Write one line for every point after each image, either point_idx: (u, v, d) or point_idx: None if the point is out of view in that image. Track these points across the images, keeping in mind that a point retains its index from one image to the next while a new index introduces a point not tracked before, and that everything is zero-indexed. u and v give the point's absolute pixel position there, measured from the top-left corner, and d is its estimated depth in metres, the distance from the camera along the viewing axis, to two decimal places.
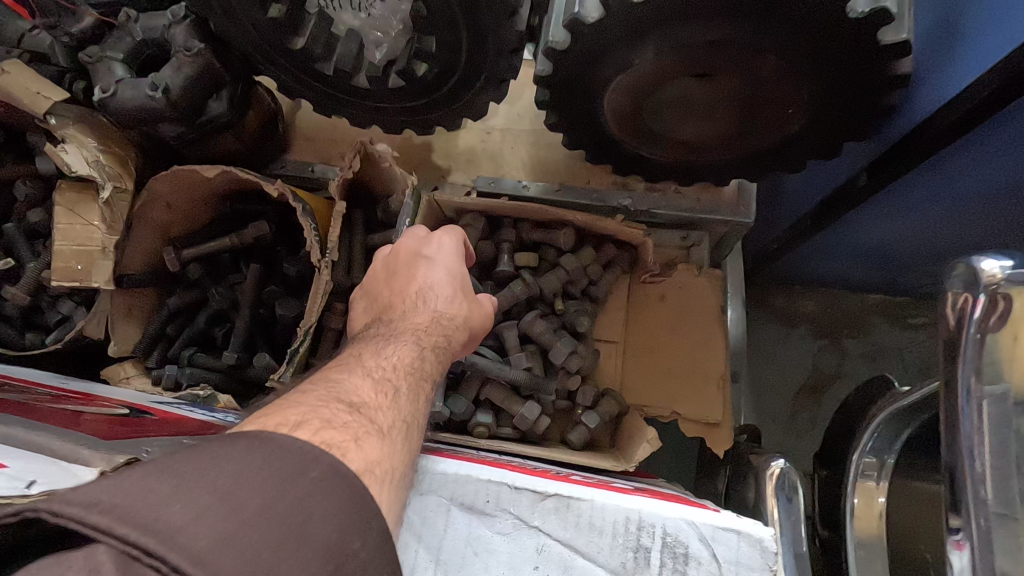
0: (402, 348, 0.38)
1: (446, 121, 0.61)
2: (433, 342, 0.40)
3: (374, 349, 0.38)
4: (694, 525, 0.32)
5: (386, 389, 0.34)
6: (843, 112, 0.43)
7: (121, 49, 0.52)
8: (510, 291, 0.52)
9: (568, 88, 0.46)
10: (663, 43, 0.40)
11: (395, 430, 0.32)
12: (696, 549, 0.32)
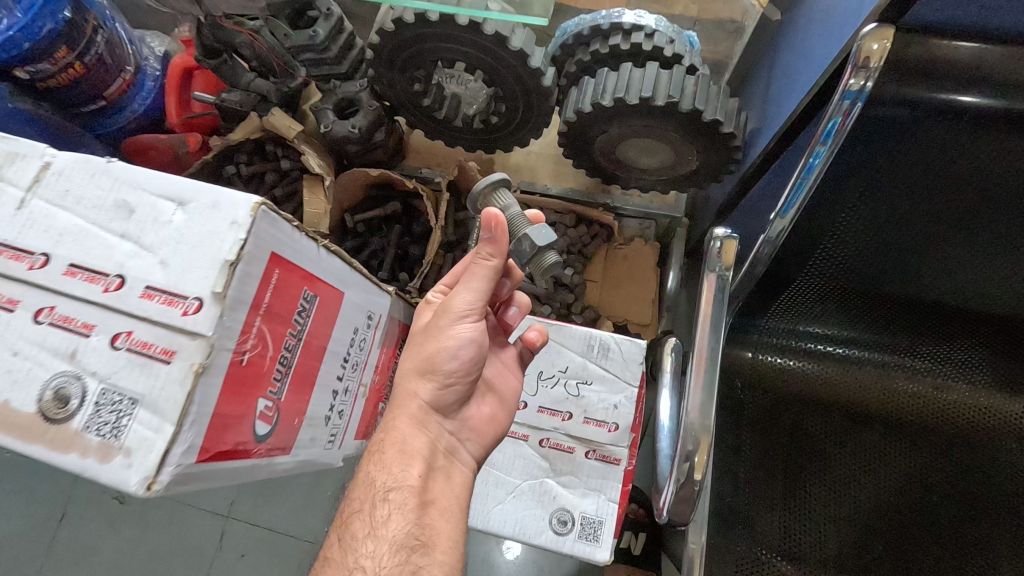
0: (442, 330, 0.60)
1: (505, 146, 1.01)
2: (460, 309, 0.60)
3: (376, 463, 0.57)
4: (614, 338, 0.72)
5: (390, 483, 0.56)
6: (715, 161, 0.84)
7: (331, 103, 0.94)
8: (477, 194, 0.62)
9: (574, 139, 0.87)
10: (620, 123, 0.81)
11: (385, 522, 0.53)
12: (615, 347, 0.72)
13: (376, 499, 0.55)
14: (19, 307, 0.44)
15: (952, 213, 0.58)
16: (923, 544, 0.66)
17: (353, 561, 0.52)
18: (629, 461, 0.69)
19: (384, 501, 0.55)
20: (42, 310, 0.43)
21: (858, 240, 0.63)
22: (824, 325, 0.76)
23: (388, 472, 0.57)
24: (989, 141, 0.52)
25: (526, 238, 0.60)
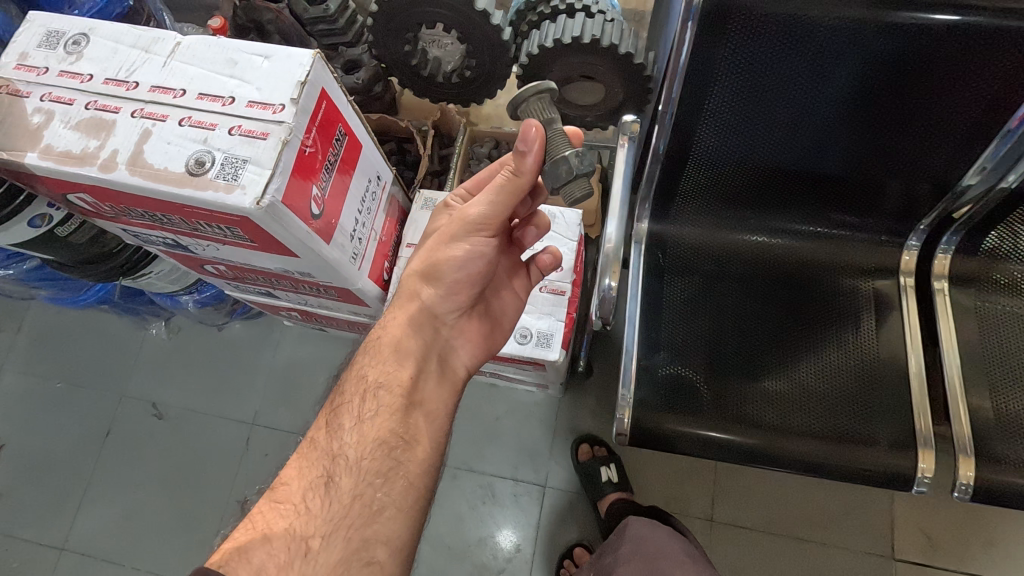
0: (454, 245, 0.83)
1: (478, 99, 1.27)
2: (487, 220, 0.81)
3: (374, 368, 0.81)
4: (558, 211, 1.05)
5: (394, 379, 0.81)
6: (634, 92, 1.12)
7: (341, 64, 1.21)
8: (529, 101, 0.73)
9: (529, 81, 1.14)
10: (561, 63, 1.09)
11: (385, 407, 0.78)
12: (559, 218, 1.05)
13: (367, 394, 0.79)
14: (124, 111, 0.63)
15: (786, 76, 0.85)
16: (804, 357, 1.00)
17: (336, 447, 0.75)
18: (570, 292, 1.01)
19: (377, 386, 0.80)
20: (135, 110, 0.63)
21: (733, 111, 0.89)
22: (725, 207, 1.06)
23: (382, 367, 0.81)
24: (801, 32, 0.79)
25: (561, 163, 0.72)
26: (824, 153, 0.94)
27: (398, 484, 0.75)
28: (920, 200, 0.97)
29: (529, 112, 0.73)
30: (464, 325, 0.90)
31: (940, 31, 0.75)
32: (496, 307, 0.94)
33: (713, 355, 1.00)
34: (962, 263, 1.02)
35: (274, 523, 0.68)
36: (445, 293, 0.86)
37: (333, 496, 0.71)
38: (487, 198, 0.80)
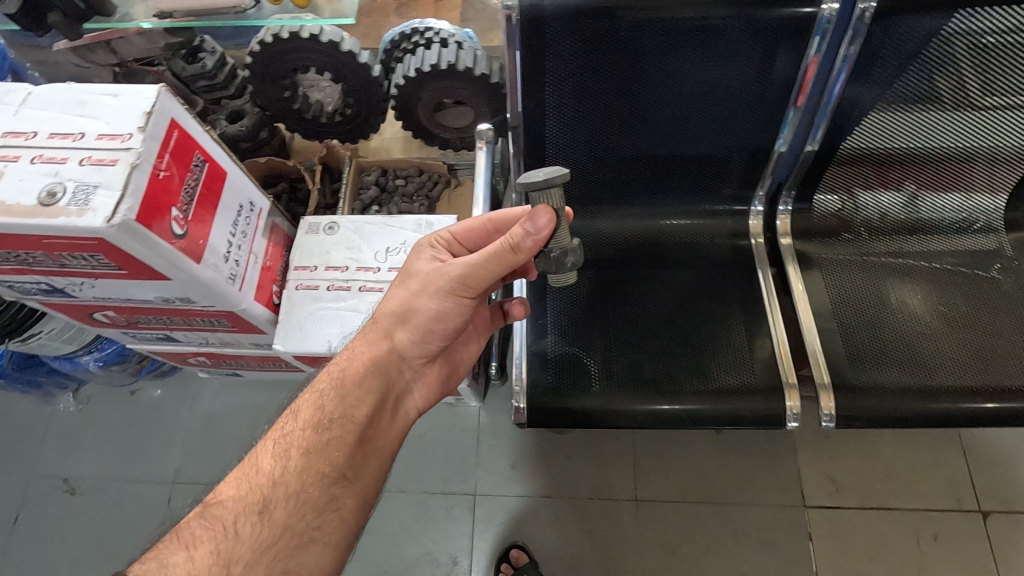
0: (434, 299, 0.81)
1: (363, 136, 1.36)
2: (473, 285, 0.79)
3: (330, 395, 0.79)
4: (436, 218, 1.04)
5: (347, 415, 0.78)
6: (500, 110, 1.23)
7: (224, 115, 1.27)
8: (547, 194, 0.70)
9: (403, 111, 1.24)
10: (427, 91, 1.20)
11: (333, 444, 0.75)
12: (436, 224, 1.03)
13: (319, 426, 0.76)
14: None
15: (616, 75, 0.97)
16: (681, 321, 1.10)
17: (278, 473, 0.72)
18: None
19: (336, 421, 0.77)
20: None
21: (573, 111, 1.01)
22: (590, 197, 1.17)
23: (340, 402, 0.78)
24: (614, 34, 0.92)
25: (568, 258, 0.75)
26: (665, 140, 1.06)
27: (333, 521, 0.72)
28: (753, 169, 1.12)
29: (542, 199, 0.71)
30: (424, 371, 0.92)
31: (730, 21, 0.90)
32: (458, 356, 1.01)
33: (600, 331, 1.08)
34: (798, 220, 1.19)
35: (196, 546, 0.65)
36: (419, 341, 0.85)
37: (265, 526, 0.68)
38: (479, 263, 0.78)
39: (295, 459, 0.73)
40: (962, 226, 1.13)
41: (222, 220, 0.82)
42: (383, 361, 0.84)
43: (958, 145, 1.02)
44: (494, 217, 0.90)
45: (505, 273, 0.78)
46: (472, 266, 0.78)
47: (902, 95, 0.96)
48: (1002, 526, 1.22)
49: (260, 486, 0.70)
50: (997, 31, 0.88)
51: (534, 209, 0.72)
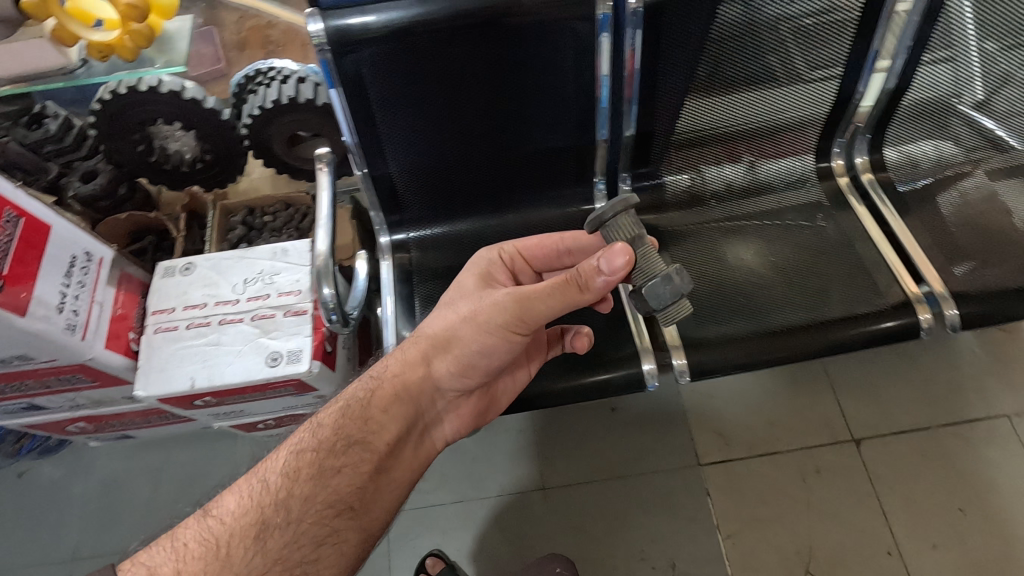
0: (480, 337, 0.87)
1: (229, 179, 1.38)
2: (530, 319, 0.83)
3: (356, 413, 0.85)
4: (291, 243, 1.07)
5: (373, 438, 0.84)
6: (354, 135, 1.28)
7: (77, 176, 1.27)
8: (626, 221, 0.75)
9: (259, 148, 1.28)
10: (278, 126, 1.24)
11: (361, 464, 0.81)
12: (291, 248, 1.06)
13: (339, 443, 0.81)
14: None
15: (437, 89, 1.04)
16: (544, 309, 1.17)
17: (287, 489, 0.75)
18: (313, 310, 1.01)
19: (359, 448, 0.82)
20: None
21: (405, 125, 1.08)
22: (448, 204, 1.23)
23: (363, 428, 0.83)
24: (422, 52, 0.99)
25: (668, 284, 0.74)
26: (500, 142, 1.14)
27: (331, 555, 0.74)
28: (584, 155, 1.19)
29: (626, 225, 0.75)
30: (458, 401, 0.98)
31: (525, 28, 0.98)
32: (498, 390, 1.02)
33: None
34: (641, 199, 1.29)
35: (187, 560, 0.68)
36: (455, 374, 0.92)
37: (265, 546, 0.71)
38: (545, 295, 0.80)
39: (328, 473, 0.78)
40: (775, 188, 1.32)
41: (49, 271, 0.85)
42: (414, 392, 0.90)
43: (762, 118, 1.21)
44: (564, 241, 0.97)
45: (565, 308, 0.80)
46: (532, 300, 0.81)
47: (716, 78, 1.12)
48: (874, 449, 1.33)
49: (272, 500, 0.74)
50: (783, 19, 1.06)
51: (612, 245, 0.74)
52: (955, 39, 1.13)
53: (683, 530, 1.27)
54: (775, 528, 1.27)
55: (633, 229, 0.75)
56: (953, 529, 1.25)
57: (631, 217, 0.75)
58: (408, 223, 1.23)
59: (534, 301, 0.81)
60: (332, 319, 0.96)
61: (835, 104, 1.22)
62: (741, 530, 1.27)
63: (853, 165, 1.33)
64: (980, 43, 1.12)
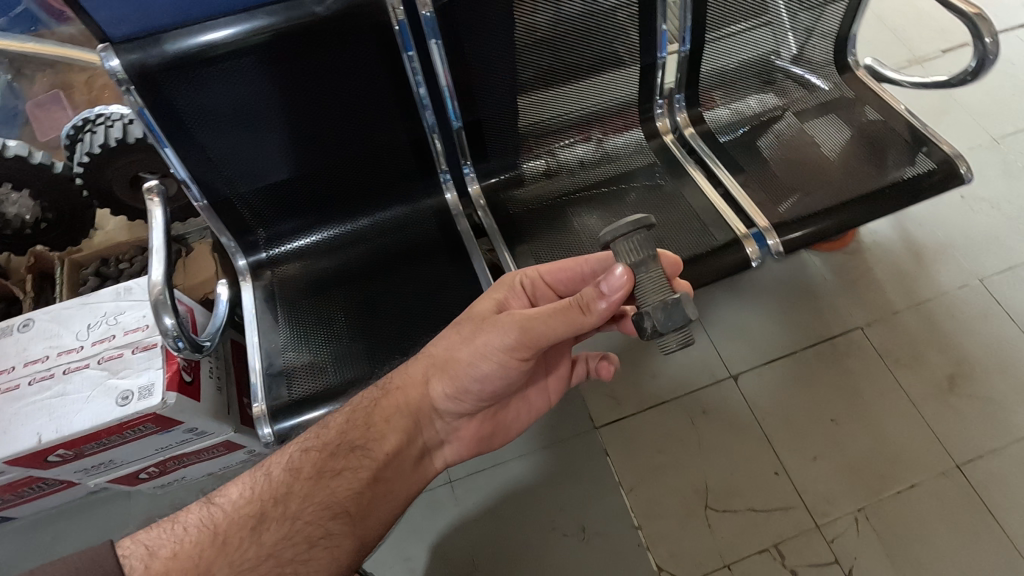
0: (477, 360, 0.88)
1: (79, 233, 1.34)
2: (533, 342, 0.81)
3: (360, 415, 0.90)
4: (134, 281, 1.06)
5: (380, 440, 0.88)
6: None
7: None
8: (629, 245, 0.77)
9: (101, 194, 1.26)
10: (114, 170, 1.22)
11: (364, 461, 0.86)
12: (134, 286, 1.06)
13: (340, 445, 0.86)
14: None
15: (257, 109, 1.06)
16: (409, 307, 1.22)
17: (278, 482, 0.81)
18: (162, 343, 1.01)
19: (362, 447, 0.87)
20: None
21: (235, 148, 1.10)
22: (302, 219, 1.26)
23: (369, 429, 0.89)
24: (230, 74, 1.00)
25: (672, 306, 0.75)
26: (337, 151, 1.17)
27: (323, 556, 0.76)
28: (422, 153, 1.25)
29: (631, 248, 0.77)
30: (462, 425, 0.99)
31: (327, 38, 1.01)
32: (506, 417, 1.04)
33: (337, 339, 1.18)
34: (489, 186, 1.37)
35: (183, 540, 0.73)
36: (453, 396, 0.93)
37: (262, 536, 0.74)
38: (546, 317, 0.79)
39: (333, 462, 0.84)
40: (617, 158, 1.42)
41: None
42: (417, 408, 0.93)
43: (602, 99, 1.36)
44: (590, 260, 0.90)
45: (568, 331, 0.79)
46: (538, 326, 0.80)
47: (554, 72, 1.24)
48: (750, 381, 1.42)
49: (267, 487, 0.80)
50: (605, 14, 1.19)
51: (612, 270, 0.76)
52: (736, 11, 1.32)
53: (588, 492, 1.32)
54: (671, 473, 1.33)
55: (637, 253, 0.77)
56: (828, 438, 1.35)
57: (636, 241, 0.77)
58: (266, 243, 1.26)
59: (536, 325, 0.80)
60: (178, 345, 0.96)
61: (644, 73, 1.33)
62: (641, 481, 1.32)
63: (676, 126, 1.45)
64: (753, 15, 1.35)
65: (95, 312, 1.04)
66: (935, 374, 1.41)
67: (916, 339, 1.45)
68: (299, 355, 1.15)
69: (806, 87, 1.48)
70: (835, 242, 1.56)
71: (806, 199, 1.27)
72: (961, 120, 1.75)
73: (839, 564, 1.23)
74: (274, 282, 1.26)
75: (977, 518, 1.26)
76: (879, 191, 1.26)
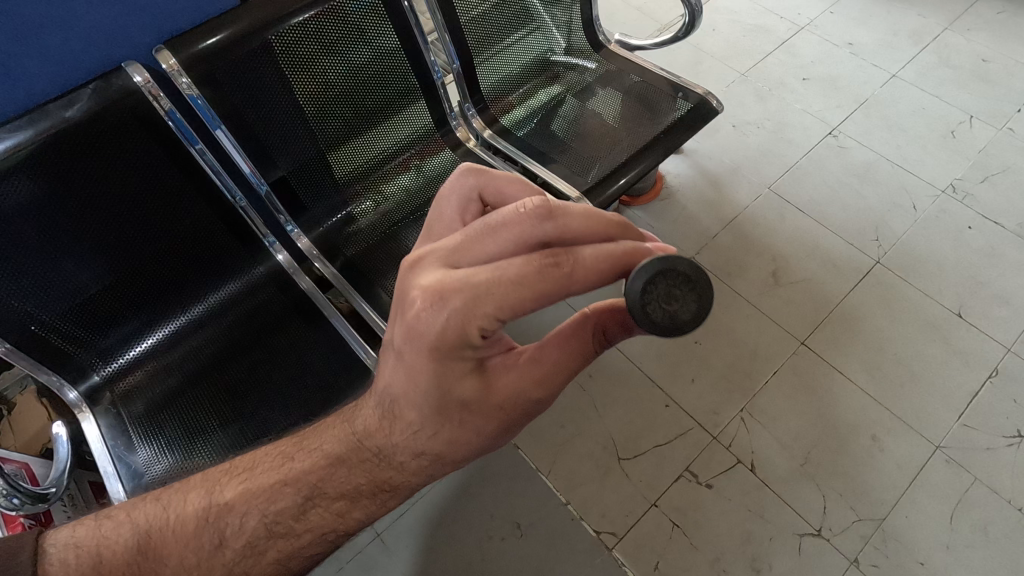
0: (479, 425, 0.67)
1: None
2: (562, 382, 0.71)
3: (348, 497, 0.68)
4: None
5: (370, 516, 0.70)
6: None
7: None
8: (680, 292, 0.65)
9: None
10: None
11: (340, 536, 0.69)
12: None
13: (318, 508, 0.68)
14: None
15: (37, 229, 0.99)
16: (272, 378, 1.19)
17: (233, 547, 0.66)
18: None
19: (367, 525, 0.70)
20: None
21: (24, 276, 1.01)
22: (128, 329, 1.17)
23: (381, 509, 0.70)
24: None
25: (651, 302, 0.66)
26: (143, 248, 1.12)
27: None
28: (237, 226, 1.23)
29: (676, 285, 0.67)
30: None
31: (92, 135, 0.98)
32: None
33: (204, 438, 1.12)
34: (320, 237, 1.37)
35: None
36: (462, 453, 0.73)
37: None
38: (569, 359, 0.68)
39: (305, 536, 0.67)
40: (436, 176, 1.49)
41: None
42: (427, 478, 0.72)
43: (407, 131, 1.45)
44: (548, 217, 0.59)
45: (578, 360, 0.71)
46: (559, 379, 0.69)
47: (352, 118, 1.32)
48: None
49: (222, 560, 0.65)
50: (380, 59, 1.29)
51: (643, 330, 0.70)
52: (498, 25, 1.49)
53: (512, 490, 1.34)
54: (579, 441, 1.39)
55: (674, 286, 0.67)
56: (698, 359, 1.50)
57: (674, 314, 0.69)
58: (94, 366, 1.15)
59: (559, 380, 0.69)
60: (13, 503, 0.88)
61: (428, 93, 1.43)
62: (556, 460, 1.37)
63: (476, 132, 1.55)
64: (514, 23, 1.53)
65: None
66: (761, 273, 1.62)
67: (738, 251, 1.66)
68: (165, 466, 1.09)
69: (574, 69, 1.67)
70: (649, 194, 1.75)
71: (605, 162, 1.44)
72: (713, 65, 2.05)
73: (742, 462, 1.36)
74: (115, 404, 1.16)
75: (829, 379, 1.46)
76: (656, 136, 1.46)
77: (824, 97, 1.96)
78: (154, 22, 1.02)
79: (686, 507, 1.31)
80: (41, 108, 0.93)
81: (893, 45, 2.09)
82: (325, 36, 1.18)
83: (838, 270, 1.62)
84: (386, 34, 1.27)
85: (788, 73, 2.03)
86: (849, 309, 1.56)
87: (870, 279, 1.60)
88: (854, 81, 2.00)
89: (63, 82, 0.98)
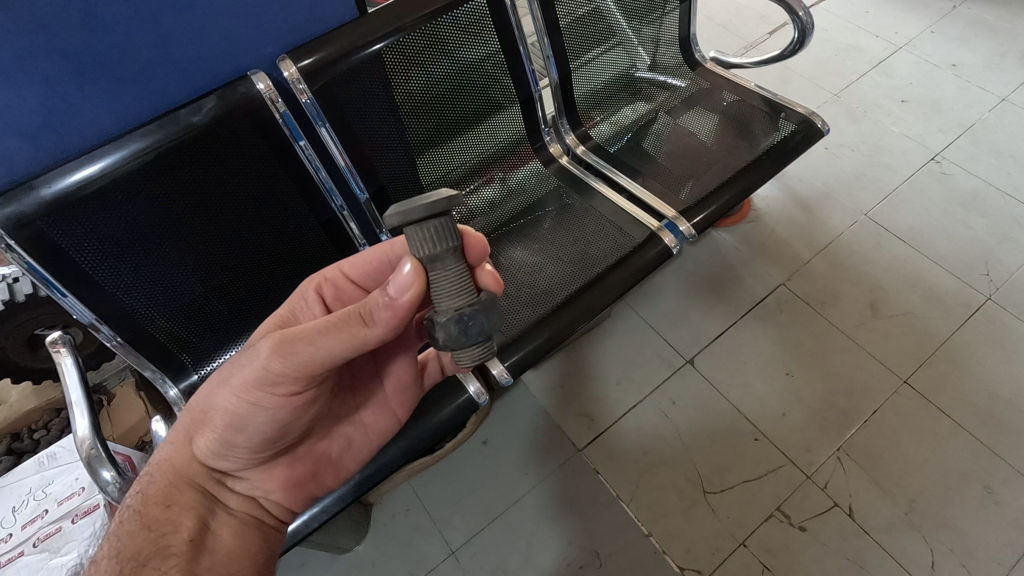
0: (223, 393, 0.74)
1: None
2: (312, 367, 0.67)
3: (183, 510, 0.77)
4: (59, 446, 1.08)
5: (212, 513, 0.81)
6: None
7: None
8: (417, 226, 0.62)
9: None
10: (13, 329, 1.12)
11: (202, 533, 0.77)
12: (60, 451, 1.08)
13: (160, 524, 0.75)
14: None
15: (159, 238, 1.02)
16: None
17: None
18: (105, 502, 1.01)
19: (179, 520, 0.76)
20: None
21: (140, 280, 1.04)
22: (224, 332, 1.20)
23: (178, 506, 0.77)
24: (127, 203, 0.96)
25: (430, 243, 0.63)
26: (242, 255, 1.14)
27: None
28: (335, 233, 1.25)
29: (427, 238, 0.62)
30: (268, 472, 0.87)
31: (212, 145, 1.01)
32: (337, 446, 0.95)
33: None
34: None
35: None
36: (225, 450, 0.79)
37: None
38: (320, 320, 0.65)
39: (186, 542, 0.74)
40: (522, 191, 1.48)
41: None
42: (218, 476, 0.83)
43: (496, 141, 1.43)
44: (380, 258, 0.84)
45: (339, 344, 0.64)
46: (306, 347, 0.64)
47: (438, 129, 1.30)
48: (705, 360, 1.48)
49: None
50: (463, 69, 1.26)
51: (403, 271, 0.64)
52: (584, 37, 1.44)
53: (590, 515, 1.30)
54: (661, 470, 1.34)
55: (433, 244, 0.63)
56: (788, 392, 1.42)
57: (432, 230, 0.62)
58: (194, 366, 1.18)
59: (305, 344, 0.65)
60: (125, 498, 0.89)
61: (523, 106, 1.43)
62: (637, 489, 1.32)
63: (567, 147, 1.55)
64: (600, 38, 1.48)
65: (20, 489, 1.04)
66: (857, 304, 1.54)
67: (832, 279, 1.58)
68: None
69: (667, 88, 1.63)
70: (737, 216, 1.68)
71: (700, 182, 1.40)
72: (803, 85, 1.98)
73: (839, 506, 1.27)
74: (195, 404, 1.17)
75: (934, 421, 1.36)
76: (756, 158, 1.40)
77: (924, 120, 1.86)
78: (281, 33, 1.05)
79: (778, 550, 1.24)
80: (172, 114, 0.96)
81: (1000, 67, 1.97)
82: (411, 48, 1.16)
83: (942, 305, 1.52)
84: (471, 46, 1.25)
85: (884, 95, 1.93)
86: (957, 348, 1.45)
87: (980, 316, 1.49)
88: (956, 105, 1.89)
89: (193, 89, 1.01)
